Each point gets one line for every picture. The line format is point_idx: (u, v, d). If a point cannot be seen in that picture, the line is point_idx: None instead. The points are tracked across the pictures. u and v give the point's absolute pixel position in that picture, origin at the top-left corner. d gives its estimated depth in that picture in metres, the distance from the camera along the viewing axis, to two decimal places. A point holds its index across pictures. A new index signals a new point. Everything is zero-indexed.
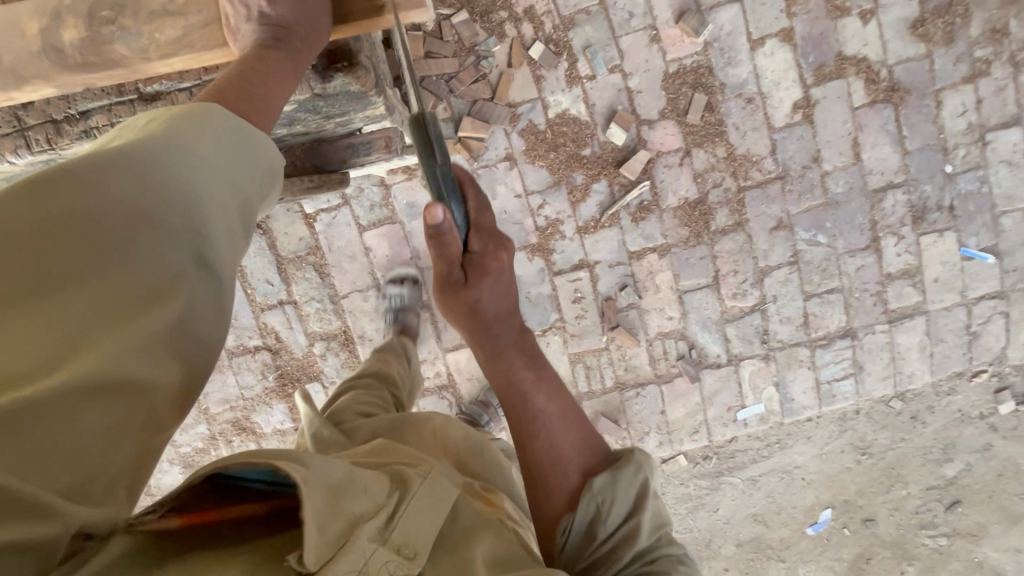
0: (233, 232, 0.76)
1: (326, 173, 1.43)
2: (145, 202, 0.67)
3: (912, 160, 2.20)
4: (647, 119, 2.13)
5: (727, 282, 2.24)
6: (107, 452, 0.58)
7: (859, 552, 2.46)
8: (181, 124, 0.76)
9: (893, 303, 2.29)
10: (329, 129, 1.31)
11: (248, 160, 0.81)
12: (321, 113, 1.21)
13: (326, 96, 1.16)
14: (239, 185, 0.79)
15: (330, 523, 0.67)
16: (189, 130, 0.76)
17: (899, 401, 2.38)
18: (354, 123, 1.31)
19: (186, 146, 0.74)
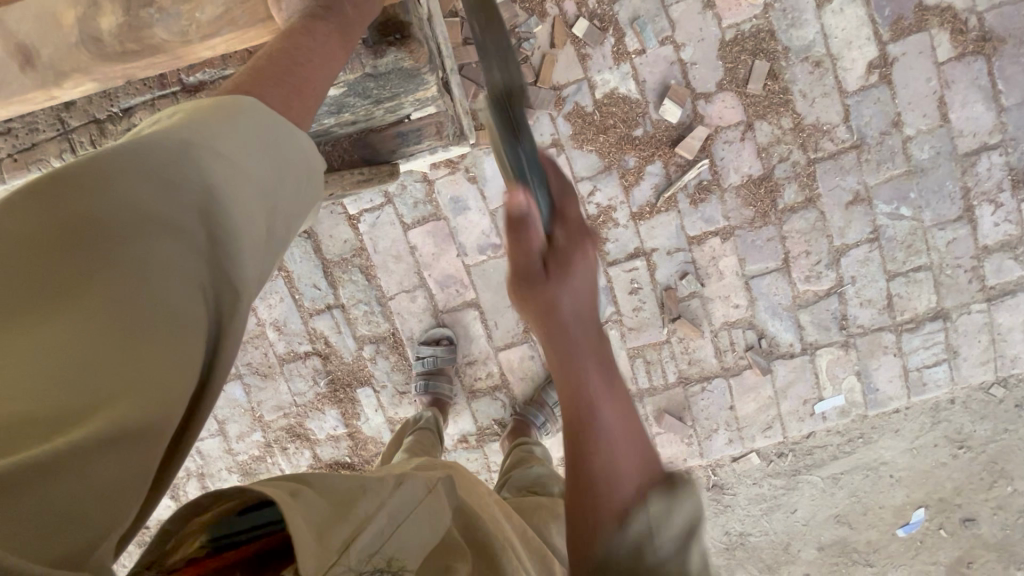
0: (260, 240, 0.67)
1: (376, 164, 1.35)
2: (159, 210, 0.60)
3: (1009, 118, 1.96)
4: (703, 92, 1.98)
5: (799, 264, 2.06)
6: (110, 505, 0.52)
7: (958, 554, 2.23)
8: (207, 116, 0.68)
9: (991, 279, 2.05)
10: (377, 117, 1.24)
11: (285, 158, 0.72)
12: (371, 97, 1.14)
13: (378, 77, 1.08)
14: (273, 184, 0.70)
15: (327, 534, 0.78)
16: (217, 122, 0.67)
17: (1001, 388, 2.13)
18: (403, 108, 1.24)
19: (211, 144, 0.65)
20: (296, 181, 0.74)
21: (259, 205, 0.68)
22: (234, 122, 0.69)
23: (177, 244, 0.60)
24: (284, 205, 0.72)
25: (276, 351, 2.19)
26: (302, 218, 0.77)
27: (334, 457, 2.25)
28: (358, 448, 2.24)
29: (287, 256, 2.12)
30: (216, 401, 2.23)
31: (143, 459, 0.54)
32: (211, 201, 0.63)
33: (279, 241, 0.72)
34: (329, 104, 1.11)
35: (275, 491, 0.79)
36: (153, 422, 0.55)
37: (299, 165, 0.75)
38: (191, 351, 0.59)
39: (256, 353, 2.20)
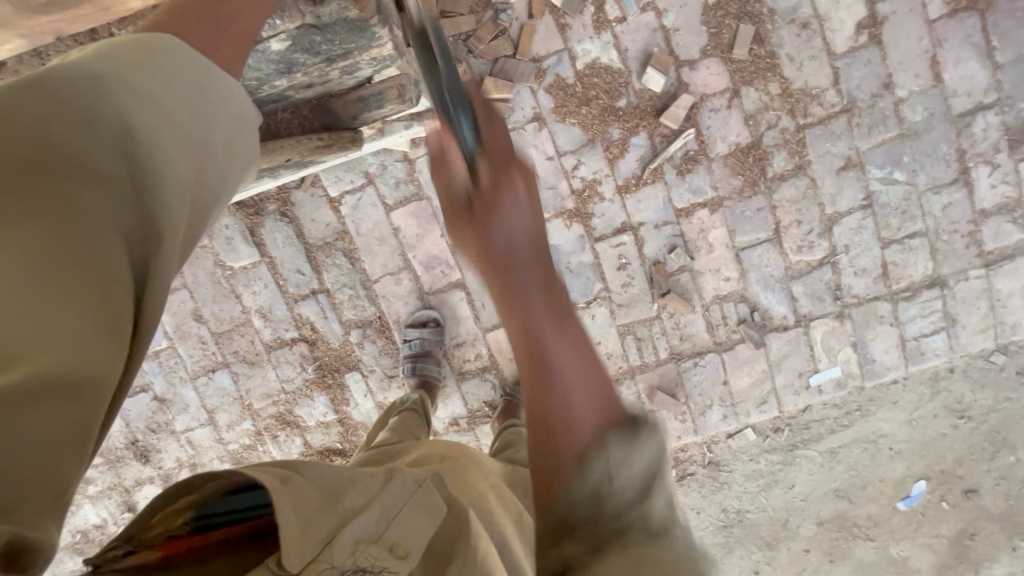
0: (190, 189, 0.63)
1: (337, 132, 1.46)
2: (71, 151, 0.56)
3: (1005, 75, 1.90)
4: (687, 59, 1.93)
5: (790, 234, 2.01)
6: (43, 459, 0.49)
7: (961, 526, 2.19)
8: (123, 52, 0.62)
9: (989, 244, 1.99)
10: (334, 79, 1.29)
11: (213, 103, 0.67)
12: (321, 54, 1.17)
13: (323, 28, 1.10)
14: (199, 128, 0.65)
15: (315, 524, 0.75)
16: (133, 59, 0.62)
17: (1001, 355, 2.08)
18: (362, 71, 1.29)
19: (126, 81, 0.60)
20: (228, 128, 0.70)
21: (186, 149, 0.63)
22: (153, 59, 0.63)
23: (93, 187, 0.56)
24: (215, 153, 0.68)
25: (262, 338, 2.16)
26: (238, 169, 0.73)
27: (325, 444, 2.23)
28: (349, 434, 2.22)
29: (269, 242, 2.09)
30: (204, 390, 2.21)
31: (78, 412, 0.52)
32: (129, 143, 0.59)
33: (212, 191, 0.68)
34: (280, 60, 1.14)
35: (267, 475, 0.76)
36: (81, 376, 0.52)
37: (232, 111, 0.70)
38: (116, 300, 0.56)
39: (242, 341, 2.17)
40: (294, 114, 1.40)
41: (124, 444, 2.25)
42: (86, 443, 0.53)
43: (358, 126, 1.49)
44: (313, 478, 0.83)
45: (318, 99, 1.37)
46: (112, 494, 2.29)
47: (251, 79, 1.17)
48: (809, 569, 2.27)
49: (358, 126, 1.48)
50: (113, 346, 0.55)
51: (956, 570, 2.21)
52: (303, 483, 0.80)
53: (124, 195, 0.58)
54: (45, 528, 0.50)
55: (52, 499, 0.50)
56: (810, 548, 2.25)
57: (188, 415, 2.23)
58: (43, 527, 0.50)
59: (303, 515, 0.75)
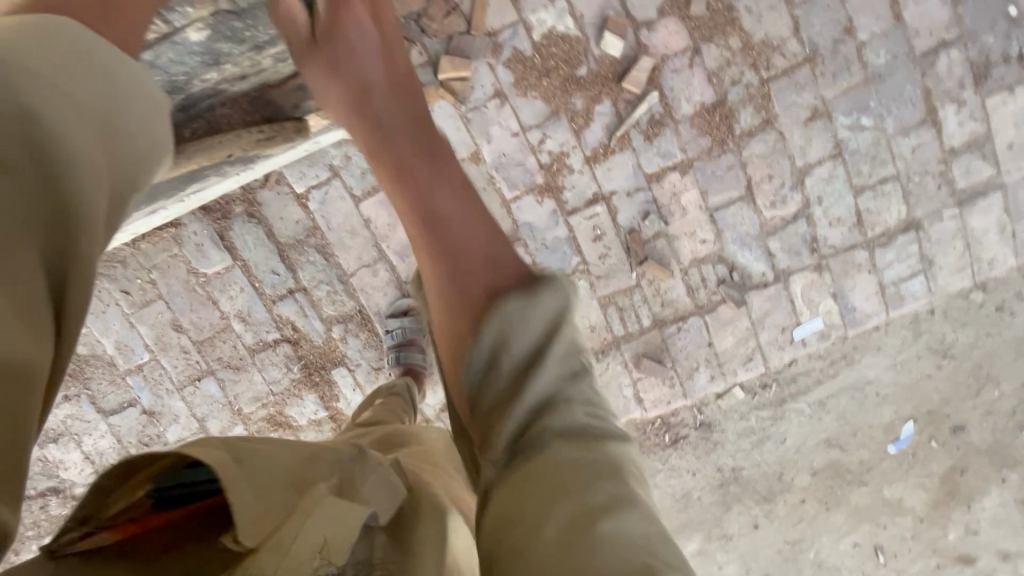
0: (104, 178, 0.62)
1: (280, 123, 1.50)
2: None
3: (965, 10, 1.88)
4: (645, 20, 1.90)
5: (763, 190, 2.00)
6: None
7: (952, 463, 2.23)
8: (32, 41, 0.60)
9: (962, 182, 1.99)
10: (266, 67, 1.37)
11: (119, 81, 0.67)
12: (246, 41, 1.27)
13: (242, 14, 1.20)
14: (108, 113, 0.65)
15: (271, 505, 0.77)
16: (40, 52, 0.59)
17: (980, 293, 2.09)
18: (291, 57, 1.39)
19: (24, 62, 0.57)
20: (146, 109, 0.71)
21: (91, 136, 0.61)
22: (61, 46, 0.62)
23: (2, 173, 0.53)
24: (133, 137, 0.68)
25: (244, 342, 2.15)
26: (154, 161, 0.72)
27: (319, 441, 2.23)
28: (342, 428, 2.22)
29: (240, 244, 2.06)
30: (192, 399, 2.20)
31: (12, 407, 0.51)
32: (35, 125, 0.56)
33: (126, 184, 0.67)
34: (203, 51, 1.21)
35: (214, 453, 0.77)
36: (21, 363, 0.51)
37: (148, 106, 0.71)
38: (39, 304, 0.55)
39: (225, 347, 2.15)
40: (233, 108, 1.48)
41: (118, 460, 2.25)
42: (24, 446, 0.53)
43: (303, 116, 1.53)
44: (254, 468, 0.79)
45: (254, 90, 1.45)
46: None
47: (179, 74, 1.23)
48: (807, 519, 2.30)
49: (301, 114, 1.54)
50: (38, 342, 0.54)
51: (949, 506, 2.25)
52: (261, 461, 0.81)
53: (33, 184, 0.55)
54: (0, 512, 0.51)
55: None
56: (805, 498, 2.29)
57: (179, 425, 2.22)
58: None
59: (256, 487, 0.78)
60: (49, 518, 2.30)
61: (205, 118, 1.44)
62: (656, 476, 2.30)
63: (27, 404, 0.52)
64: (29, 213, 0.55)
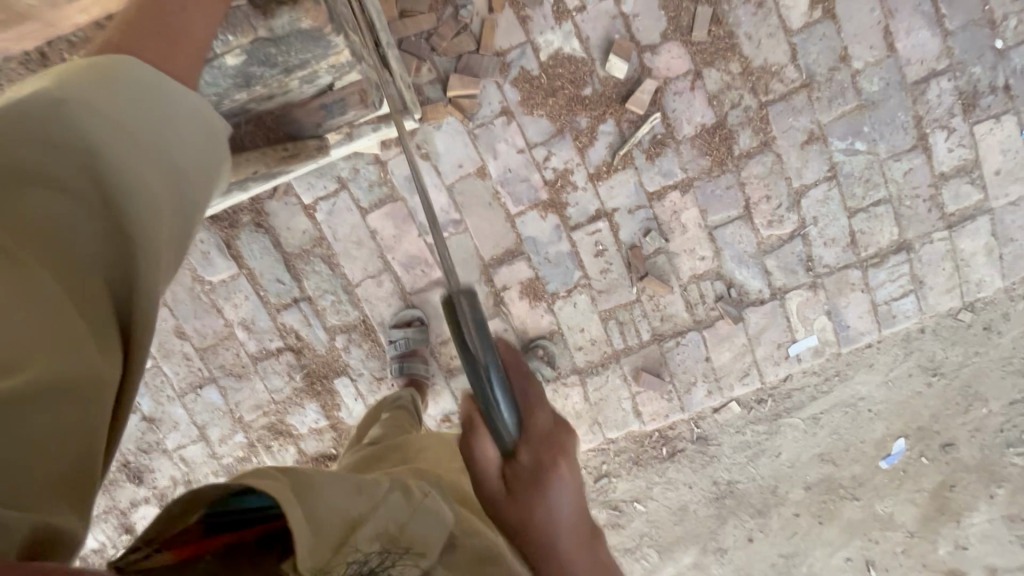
0: (161, 205, 0.66)
1: (302, 141, 1.56)
2: (41, 171, 0.59)
3: (955, 41, 1.96)
4: (648, 44, 1.96)
5: (761, 210, 2.06)
6: (55, 453, 0.55)
7: (941, 479, 2.28)
8: (94, 73, 0.67)
9: (951, 206, 2.06)
10: (293, 88, 1.37)
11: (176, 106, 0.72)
12: (278, 65, 1.25)
13: (278, 41, 1.18)
14: (164, 133, 0.69)
15: (326, 527, 0.74)
16: (93, 81, 0.65)
17: (968, 313, 2.16)
18: (321, 78, 1.37)
19: (86, 100, 0.63)
20: (203, 132, 0.75)
21: (148, 165, 0.66)
22: (120, 80, 0.67)
23: (61, 205, 0.59)
24: (188, 162, 0.71)
25: (247, 350, 2.16)
26: (211, 179, 0.76)
27: (319, 450, 2.24)
28: (342, 437, 2.23)
29: (247, 253, 2.08)
30: (192, 406, 2.20)
31: (72, 413, 0.56)
32: (92, 159, 0.62)
33: (187, 205, 0.71)
34: (236, 75, 1.22)
35: (271, 482, 0.74)
36: (87, 376, 0.57)
37: (204, 127, 0.75)
38: (104, 324, 0.60)
39: (228, 355, 2.16)
40: (257, 126, 1.50)
41: (116, 466, 2.24)
42: (94, 452, 0.59)
43: (323, 134, 1.58)
44: (313, 493, 0.77)
45: (280, 110, 1.46)
46: (108, 517, 2.27)
47: (209, 94, 1.24)
48: (801, 533, 2.34)
49: (321, 132, 1.58)
50: (105, 354, 0.60)
51: (939, 521, 2.30)
52: (317, 491, 0.78)
53: (92, 210, 0.61)
54: (67, 519, 0.55)
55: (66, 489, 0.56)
56: (799, 512, 2.32)
57: (179, 432, 2.22)
58: (63, 516, 0.54)
59: (313, 514, 0.74)
60: None
61: (227, 135, 1.47)
62: (653, 488, 2.33)
63: (94, 408, 0.58)
64: (86, 236, 0.60)
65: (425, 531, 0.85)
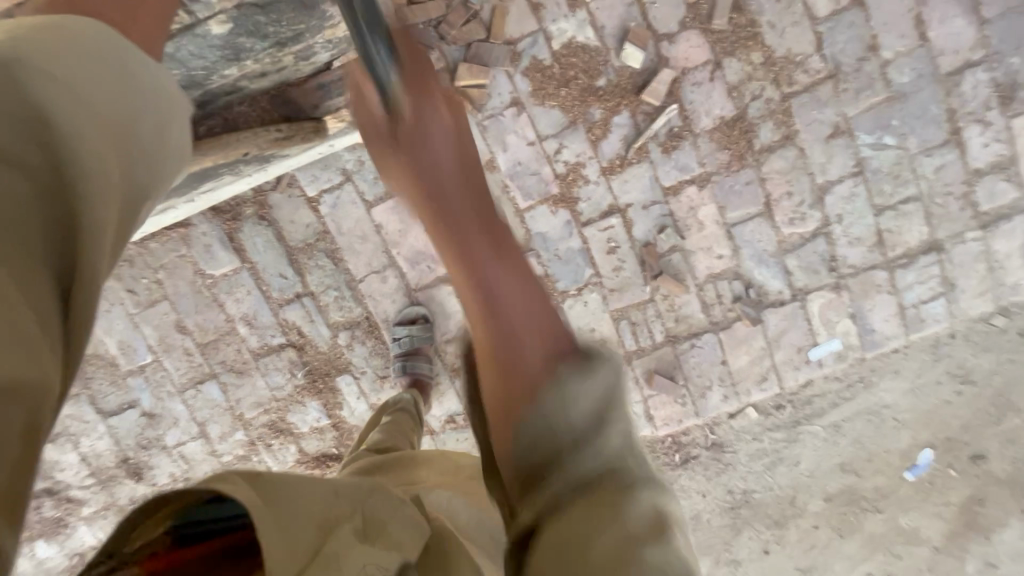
0: (115, 180, 0.58)
1: (298, 122, 1.49)
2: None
3: (992, 31, 1.85)
4: (666, 33, 1.88)
5: (782, 207, 1.97)
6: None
7: (970, 493, 2.16)
8: (43, 37, 0.57)
9: (985, 205, 1.95)
10: (288, 65, 1.33)
11: (131, 79, 0.64)
12: (269, 37, 1.21)
13: (265, 7, 1.14)
14: (124, 109, 0.61)
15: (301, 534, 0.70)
16: (42, 42, 0.56)
17: (1002, 318, 2.04)
18: (318, 55, 1.34)
19: (36, 57, 0.54)
20: (160, 104, 0.68)
21: (100, 137, 0.57)
22: (72, 44, 0.59)
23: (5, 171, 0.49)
24: (145, 138, 0.64)
25: (248, 346, 2.11)
26: (166, 160, 0.69)
27: (321, 450, 2.18)
28: (344, 437, 2.17)
29: (249, 247, 2.03)
30: (193, 402, 2.16)
31: (21, 411, 0.47)
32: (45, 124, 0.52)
33: (137, 191, 0.63)
34: (224, 46, 1.18)
35: (240, 489, 0.68)
36: (30, 376, 0.47)
37: (165, 103, 0.69)
38: (47, 316, 0.50)
39: (229, 351, 2.12)
40: (253, 107, 1.47)
41: (115, 462, 2.20)
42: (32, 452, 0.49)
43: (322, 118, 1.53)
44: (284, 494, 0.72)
45: (276, 89, 1.43)
46: (107, 514, 2.23)
47: (197, 68, 1.21)
48: (819, 546, 2.23)
49: (320, 115, 1.51)
50: (49, 351, 0.50)
51: (968, 537, 2.18)
52: (287, 486, 0.73)
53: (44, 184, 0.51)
54: (5, 536, 0.46)
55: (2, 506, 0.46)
56: (818, 524, 2.22)
57: (179, 428, 2.18)
58: (0, 537, 0.46)
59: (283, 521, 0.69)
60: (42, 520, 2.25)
61: (221, 116, 1.43)
62: None
63: (33, 409, 0.48)
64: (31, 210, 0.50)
65: (401, 531, 0.81)
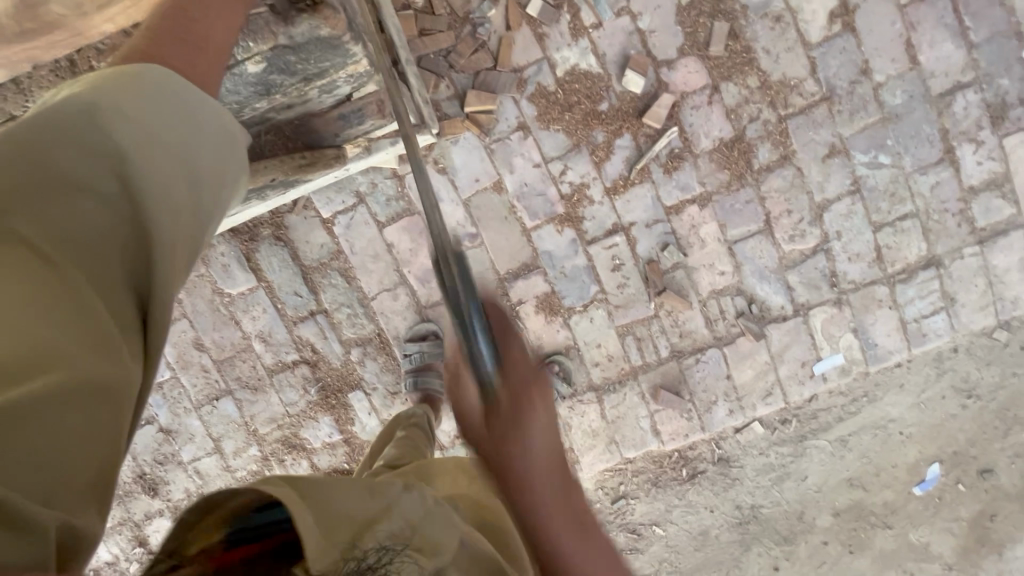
0: (181, 208, 0.67)
1: (321, 150, 1.59)
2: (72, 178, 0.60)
3: (981, 54, 1.93)
4: (665, 59, 1.97)
5: (781, 225, 2.02)
6: (75, 462, 0.54)
7: (980, 508, 2.15)
8: (113, 83, 0.67)
9: (982, 220, 2.00)
10: (313, 98, 1.40)
11: (195, 119, 0.72)
12: (298, 74, 1.29)
13: (297, 48, 1.22)
14: (184, 146, 0.69)
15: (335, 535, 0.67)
16: (123, 92, 0.66)
17: (1004, 331, 2.07)
18: (340, 88, 1.42)
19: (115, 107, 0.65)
20: (220, 139, 0.75)
21: (172, 172, 0.67)
22: (144, 91, 0.68)
23: (89, 205, 0.61)
24: (206, 167, 0.72)
25: (263, 363, 2.17)
26: (227, 196, 0.77)
27: (332, 465, 2.22)
28: (355, 453, 2.21)
29: (266, 266, 2.11)
30: (208, 418, 2.21)
31: (93, 419, 0.56)
32: (122, 167, 0.63)
33: (202, 217, 0.71)
34: (256, 82, 1.26)
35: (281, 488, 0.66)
36: (107, 383, 0.57)
37: (223, 136, 0.76)
38: (123, 326, 0.61)
39: (244, 367, 2.18)
40: (277, 136, 1.54)
41: (132, 478, 2.25)
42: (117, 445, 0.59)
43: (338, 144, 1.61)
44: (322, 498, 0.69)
45: (300, 120, 1.50)
46: (122, 529, 2.27)
47: (231, 103, 1.28)
48: (830, 562, 2.22)
49: (340, 142, 1.61)
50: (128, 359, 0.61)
51: (980, 553, 2.17)
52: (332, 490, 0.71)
53: (121, 215, 0.63)
54: (92, 522, 0.56)
55: (91, 491, 0.56)
56: (828, 540, 2.21)
57: (194, 444, 2.23)
58: (86, 516, 0.55)
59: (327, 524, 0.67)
60: None
61: (248, 143, 1.50)
62: (673, 512, 2.25)
63: (111, 414, 0.58)
64: (108, 235, 0.61)
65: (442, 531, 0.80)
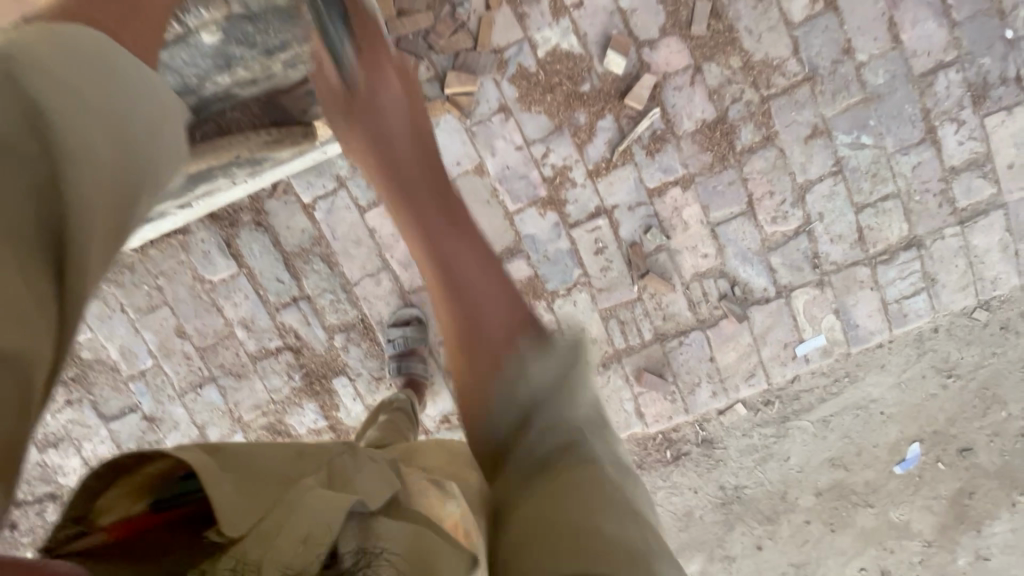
0: (106, 176, 0.64)
1: (286, 126, 1.58)
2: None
3: (963, 32, 1.92)
4: (647, 40, 1.95)
5: (764, 206, 2.02)
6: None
7: (958, 486, 2.18)
8: (35, 45, 0.63)
9: (963, 201, 2.00)
10: (278, 73, 1.40)
11: (127, 85, 0.71)
12: (258, 46, 1.30)
13: (254, 18, 1.24)
14: (117, 112, 0.67)
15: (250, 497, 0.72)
16: (43, 52, 0.62)
17: (984, 312, 2.08)
18: (306, 64, 1.41)
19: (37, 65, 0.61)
20: (155, 104, 0.75)
21: (98, 139, 0.64)
22: (70, 54, 0.65)
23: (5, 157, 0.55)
24: (140, 132, 0.70)
25: (246, 349, 2.16)
26: (162, 167, 0.75)
27: None
28: (341, 438, 2.21)
29: (247, 252, 2.09)
30: (193, 405, 2.20)
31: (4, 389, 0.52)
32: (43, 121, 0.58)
33: (134, 185, 0.69)
34: (215, 55, 1.27)
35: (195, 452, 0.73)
36: (21, 348, 0.53)
37: (159, 104, 0.75)
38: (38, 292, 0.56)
39: (227, 354, 2.17)
40: (244, 112, 1.49)
41: None
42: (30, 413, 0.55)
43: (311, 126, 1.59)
44: (244, 461, 0.76)
45: (267, 96, 1.48)
46: None
47: (190, 75, 1.29)
48: (811, 541, 2.26)
49: (309, 119, 1.61)
50: (43, 325, 0.56)
51: (958, 530, 2.20)
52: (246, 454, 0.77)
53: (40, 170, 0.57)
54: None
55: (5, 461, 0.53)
56: (810, 519, 2.24)
57: (179, 431, 2.22)
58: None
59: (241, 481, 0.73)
60: (45, 525, 2.29)
61: (215, 121, 1.46)
62: (657, 493, 2.27)
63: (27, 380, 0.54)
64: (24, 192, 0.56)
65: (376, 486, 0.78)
